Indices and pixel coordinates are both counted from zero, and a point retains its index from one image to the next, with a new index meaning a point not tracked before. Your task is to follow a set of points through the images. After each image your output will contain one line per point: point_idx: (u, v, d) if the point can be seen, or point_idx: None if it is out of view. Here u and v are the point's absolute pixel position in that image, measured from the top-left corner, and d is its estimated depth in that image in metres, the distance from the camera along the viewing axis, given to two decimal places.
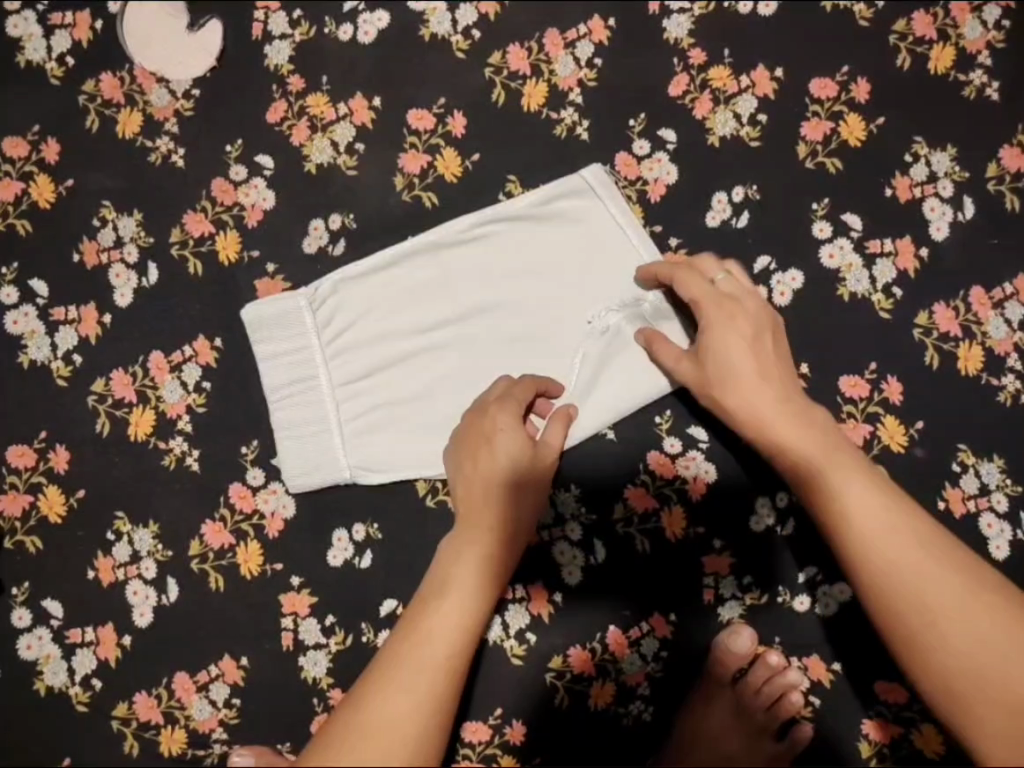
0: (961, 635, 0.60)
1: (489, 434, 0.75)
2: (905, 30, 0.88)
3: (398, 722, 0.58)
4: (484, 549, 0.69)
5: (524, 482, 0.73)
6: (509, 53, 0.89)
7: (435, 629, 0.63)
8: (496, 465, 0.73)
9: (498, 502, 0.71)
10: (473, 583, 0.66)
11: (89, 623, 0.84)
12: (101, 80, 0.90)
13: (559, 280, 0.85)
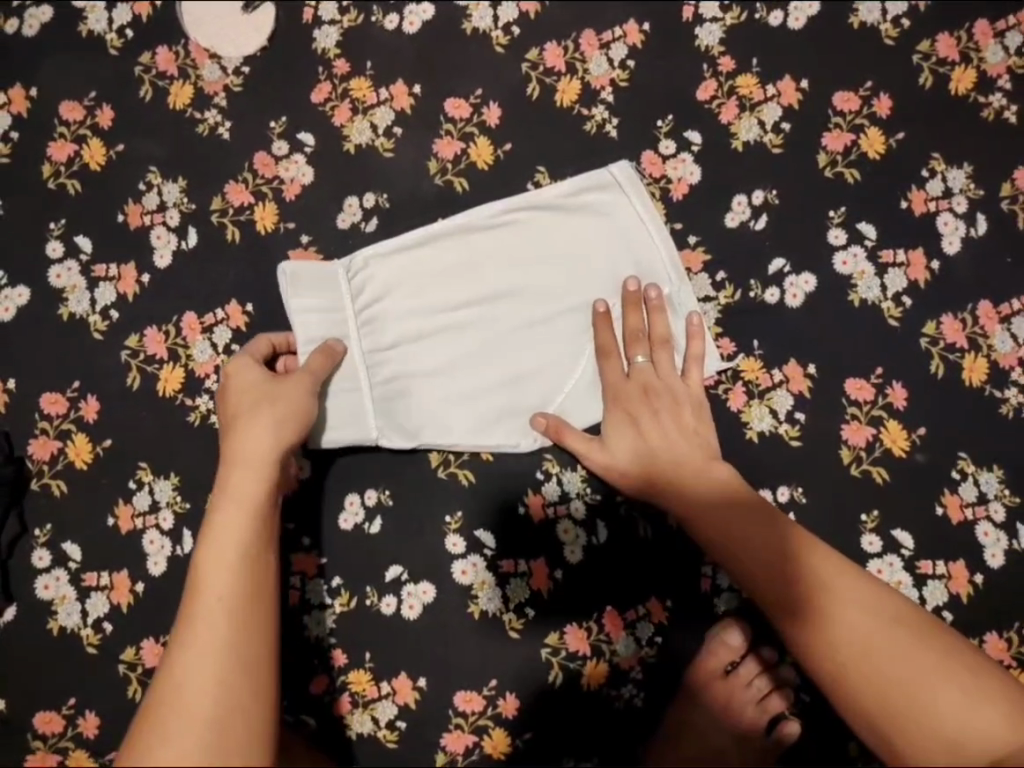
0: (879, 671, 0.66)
1: (235, 382, 0.78)
2: (929, 50, 0.91)
3: (192, 694, 0.57)
4: (251, 450, 0.72)
5: (284, 397, 0.76)
6: (546, 50, 0.93)
7: (222, 527, 0.66)
8: (244, 394, 0.77)
9: (253, 419, 0.74)
10: (246, 481, 0.70)
11: (106, 568, 0.88)
12: (157, 53, 0.95)
13: (581, 270, 0.88)
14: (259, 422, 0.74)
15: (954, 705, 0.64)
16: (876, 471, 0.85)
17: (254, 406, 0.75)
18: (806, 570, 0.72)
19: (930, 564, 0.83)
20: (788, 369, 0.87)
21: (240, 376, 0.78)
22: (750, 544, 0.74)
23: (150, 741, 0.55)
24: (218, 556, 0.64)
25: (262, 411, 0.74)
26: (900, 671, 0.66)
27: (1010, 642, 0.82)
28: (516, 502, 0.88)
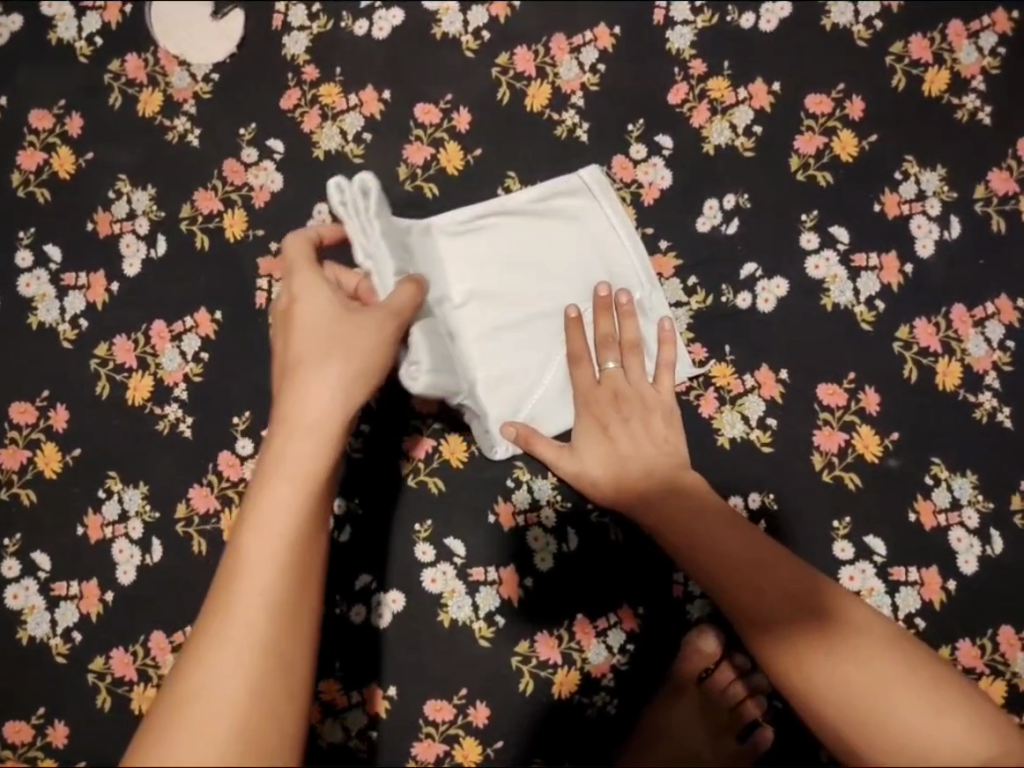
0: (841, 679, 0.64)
1: (295, 311, 0.65)
2: (902, 52, 0.90)
3: (223, 694, 0.50)
4: (314, 412, 0.59)
5: (344, 353, 0.62)
6: (516, 55, 0.93)
7: (272, 501, 0.56)
8: (308, 334, 0.63)
9: (317, 366, 0.61)
10: (304, 452, 0.57)
11: (75, 577, 0.87)
12: (127, 60, 0.94)
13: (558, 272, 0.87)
14: (326, 372, 0.60)
15: (922, 715, 0.61)
16: (848, 477, 0.84)
17: (327, 349, 0.62)
18: (768, 581, 0.71)
19: (902, 570, 0.83)
20: (759, 374, 0.86)
21: (303, 309, 0.65)
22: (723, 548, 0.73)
23: (168, 727, 0.49)
24: (267, 534, 0.54)
25: (323, 366, 0.61)
26: (861, 680, 0.64)
27: (984, 648, 0.81)
28: (486, 509, 0.87)
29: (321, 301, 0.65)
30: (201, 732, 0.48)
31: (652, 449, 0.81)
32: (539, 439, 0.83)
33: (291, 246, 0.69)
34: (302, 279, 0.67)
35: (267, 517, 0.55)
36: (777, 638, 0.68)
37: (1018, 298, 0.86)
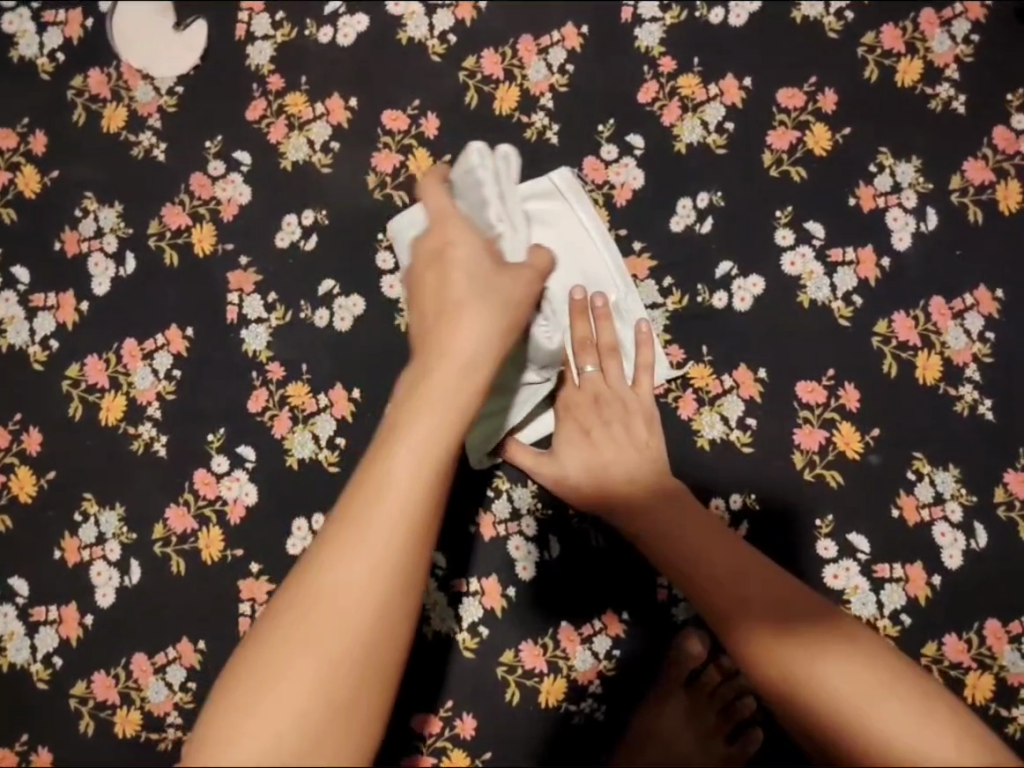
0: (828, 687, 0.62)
1: (438, 249, 0.63)
2: (873, 42, 0.89)
3: (347, 611, 0.49)
4: (463, 349, 0.56)
5: (498, 304, 0.59)
6: (483, 58, 0.91)
7: (415, 426, 0.53)
8: (461, 277, 0.60)
9: (473, 305, 0.58)
10: (449, 398, 0.54)
11: (54, 601, 0.86)
12: (89, 75, 0.93)
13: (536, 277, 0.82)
14: (477, 312, 0.58)
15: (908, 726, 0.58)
16: (830, 475, 0.83)
17: (457, 292, 0.59)
18: (751, 587, 0.70)
19: (887, 567, 0.82)
20: (737, 374, 0.85)
21: (456, 251, 0.62)
22: (699, 552, 0.73)
23: (293, 628, 0.49)
24: (403, 468, 0.52)
25: (478, 309, 0.58)
26: (845, 688, 0.61)
27: (971, 644, 0.80)
28: (466, 520, 0.87)
29: (467, 246, 0.62)
30: (323, 648, 0.48)
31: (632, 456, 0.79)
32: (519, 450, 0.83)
33: (428, 195, 0.66)
34: (445, 230, 0.63)
35: (408, 449, 0.52)
36: (760, 642, 0.66)
37: (997, 289, 0.85)
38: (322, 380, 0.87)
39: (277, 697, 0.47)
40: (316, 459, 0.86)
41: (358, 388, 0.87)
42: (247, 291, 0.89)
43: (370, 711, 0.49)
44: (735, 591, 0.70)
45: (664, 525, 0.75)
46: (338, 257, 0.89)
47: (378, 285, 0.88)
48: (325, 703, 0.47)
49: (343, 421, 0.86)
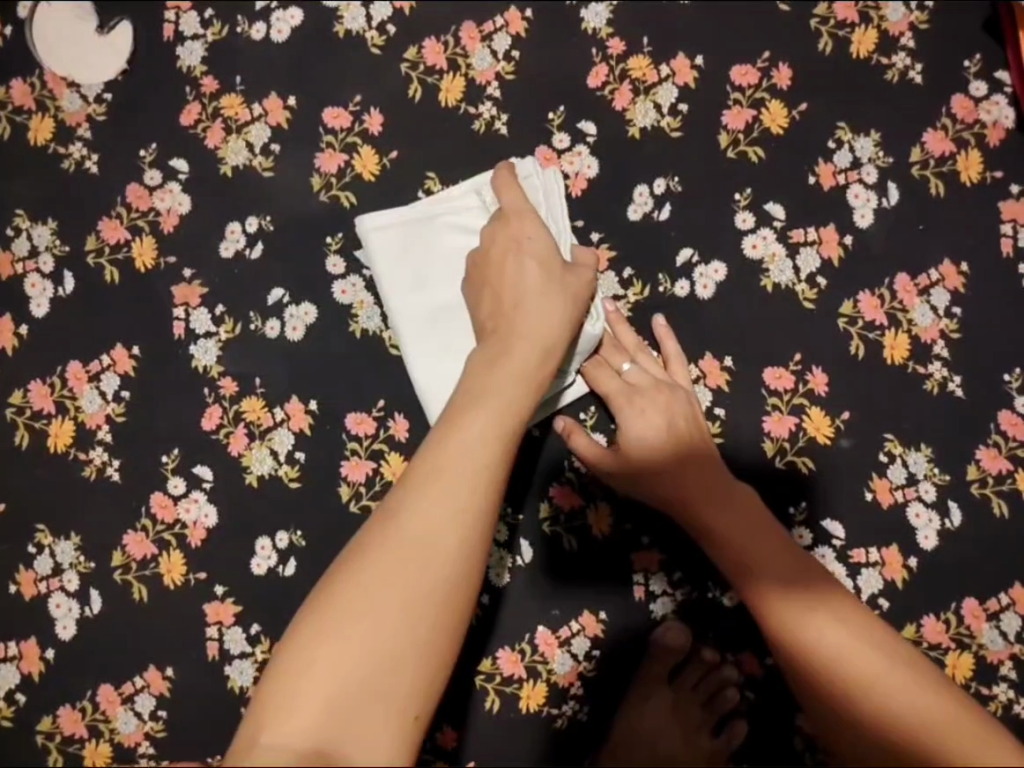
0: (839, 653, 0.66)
1: (510, 242, 0.73)
2: (826, 13, 0.87)
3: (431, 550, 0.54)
4: (533, 327, 0.68)
5: (563, 298, 0.71)
6: (425, 48, 0.88)
7: (489, 394, 0.63)
8: (532, 269, 0.72)
9: (541, 294, 0.70)
10: (510, 383, 0.64)
11: (12, 637, 0.84)
12: (12, 86, 0.88)
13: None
14: (548, 300, 0.70)
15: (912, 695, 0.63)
16: (802, 462, 0.82)
17: (530, 281, 0.71)
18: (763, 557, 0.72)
19: (863, 552, 0.81)
20: (704, 364, 0.83)
21: (529, 245, 0.73)
22: (735, 530, 0.73)
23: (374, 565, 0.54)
24: (485, 428, 0.60)
25: (537, 299, 0.70)
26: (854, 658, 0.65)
27: (949, 624, 0.80)
28: None
29: (537, 241, 0.73)
30: (409, 584, 0.53)
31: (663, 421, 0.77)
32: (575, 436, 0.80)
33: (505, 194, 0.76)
34: (521, 226, 0.74)
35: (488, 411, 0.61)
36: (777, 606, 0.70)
37: (961, 263, 0.83)
38: (277, 393, 0.84)
39: (361, 628, 0.52)
40: (276, 475, 0.83)
41: (315, 400, 0.84)
42: (194, 305, 0.85)
43: (427, 666, 0.52)
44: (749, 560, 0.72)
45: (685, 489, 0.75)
46: (286, 264, 0.85)
47: (329, 292, 0.85)
48: (386, 656, 0.51)
49: (301, 434, 0.83)
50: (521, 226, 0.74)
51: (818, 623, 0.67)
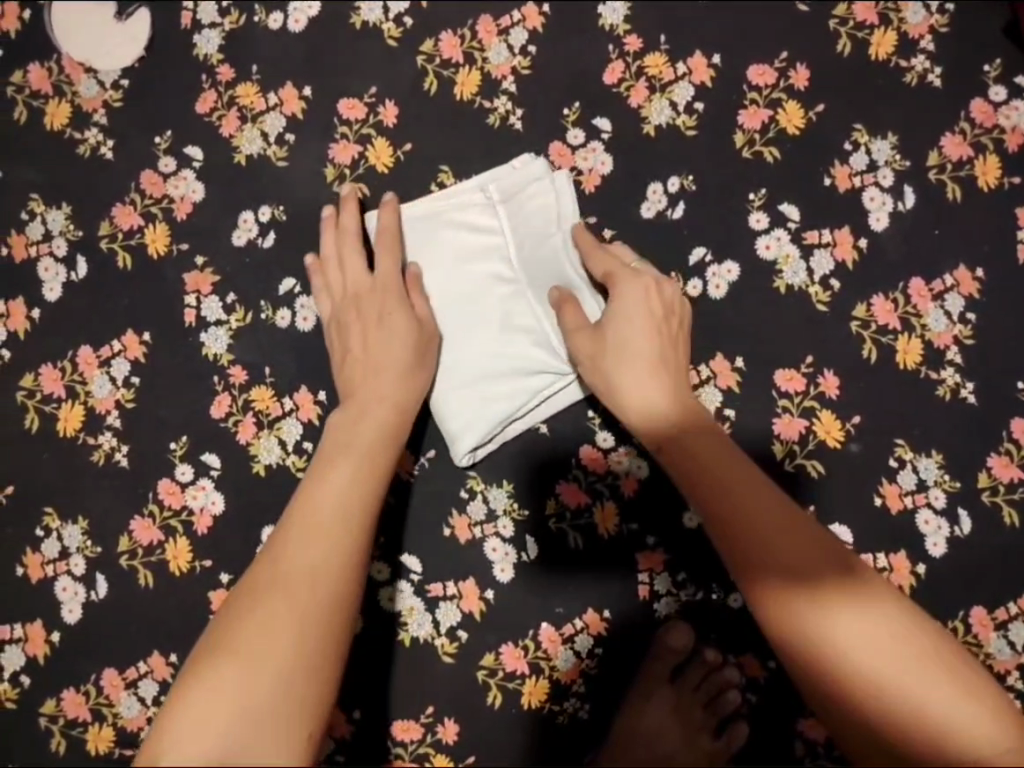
0: (865, 654, 0.59)
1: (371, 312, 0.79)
2: (846, 14, 0.86)
3: (307, 593, 0.59)
4: (386, 388, 0.76)
5: (401, 375, 0.76)
6: (441, 41, 0.88)
7: (357, 447, 0.72)
8: (378, 343, 0.78)
9: (390, 352, 0.77)
10: (367, 442, 0.72)
11: (18, 619, 0.84)
12: (29, 70, 0.89)
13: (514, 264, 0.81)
14: (399, 356, 0.77)
15: (947, 706, 0.58)
16: (811, 465, 0.82)
17: (392, 353, 0.77)
18: (780, 546, 0.64)
19: (870, 557, 0.80)
20: (715, 364, 0.83)
21: (392, 321, 0.78)
22: (753, 517, 0.66)
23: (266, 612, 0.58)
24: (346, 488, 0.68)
25: (380, 372, 0.76)
26: (886, 663, 0.59)
27: (956, 632, 0.79)
28: (440, 524, 0.85)
29: (390, 316, 0.78)
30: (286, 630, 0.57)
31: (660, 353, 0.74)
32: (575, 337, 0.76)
33: (383, 265, 0.80)
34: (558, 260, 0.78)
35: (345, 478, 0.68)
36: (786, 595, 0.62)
37: (977, 268, 0.83)
38: (286, 383, 0.84)
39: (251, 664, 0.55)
40: (283, 464, 0.83)
41: (323, 390, 0.84)
42: (205, 293, 0.85)
43: (309, 692, 0.56)
44: (761, 547, 0.64)
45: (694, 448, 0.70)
46: (298, 255, 0.85)
47: None
48: (273, 689, 0.55)
49: (310, 424, 0.84)
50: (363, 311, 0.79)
51: (857, 624, 0.60)
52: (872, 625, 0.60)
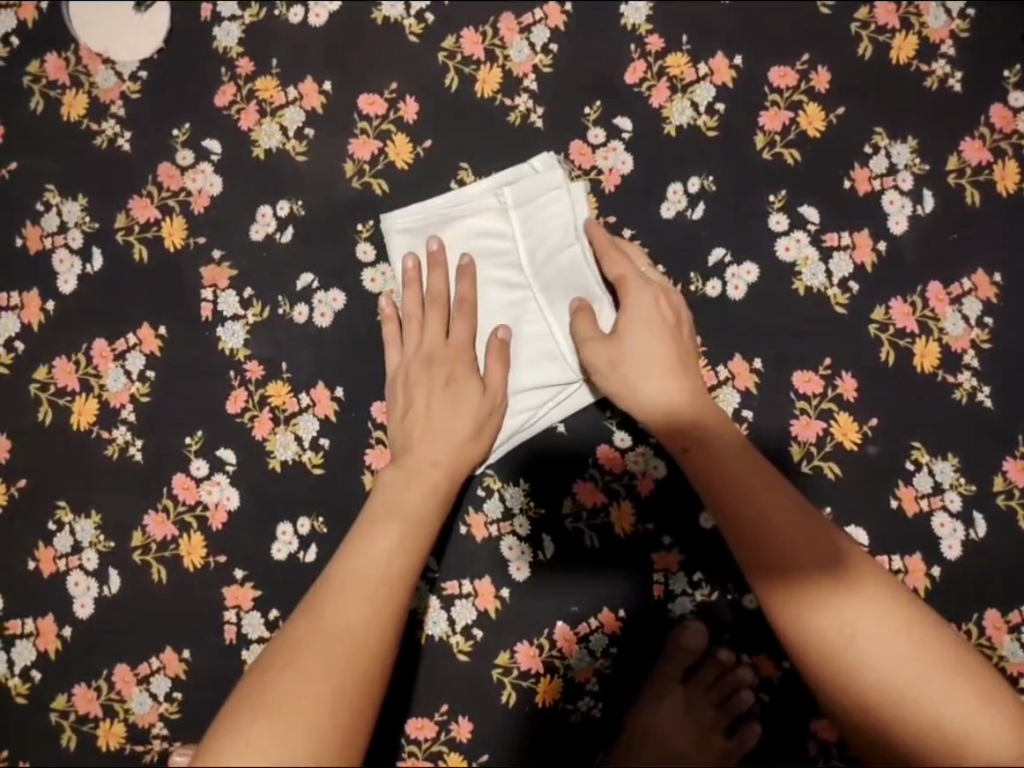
0: (874, 652, 0.60)
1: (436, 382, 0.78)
2: (867, 17, 0.86)
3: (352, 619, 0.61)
4: (447, 446, 0.75)
5: (465, 442, 0.76)
6: (463, 38, 0.87)
7: (405, 486, 0.72)
8: (443, 412, 0.77)
9: (454, 416, 0.76)
10: (417, 486, 0.72)
11: (30, 614, 0.83)
12: (46, 60, 0.88)
13: (525, 271, 0.81)
14: (462, 423, 0.76)
15: (957, 709, 0.58)
16: (828, 467, 0.82)
17: (456, 421, 0.76)
18: (791, 540, 0.64)
19: (886, 559, 0.81)
20: (733, 365, 0.83)
21: (460, 387, 0.77)
22: (766, 514, 0.66)
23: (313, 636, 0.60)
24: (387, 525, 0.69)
25: (441, 438, 0.75)
26: (895, 661, 0.59)
27: (971, 634, 0.80)
28: (456, 522, 0.85)
29: (454, 384, 0.77)
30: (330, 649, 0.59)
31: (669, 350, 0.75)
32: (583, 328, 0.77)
33: (456, 328, 0.79)
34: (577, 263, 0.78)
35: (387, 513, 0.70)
36: (791, 593, 0.63)
37: (994, 273, 0.83)
38: (303, 379, 0.84)
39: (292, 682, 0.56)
40: (299, 460, 0.83)
41: (340, 387, 0.83)
42: (222, 287, 0.85)
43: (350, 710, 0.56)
44: (771, 540, 0.65)
45: (697, 444, 0.71)
46: (316, 250, 0.85)
47: (359, 278, 0.85)
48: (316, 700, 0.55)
49: (327, 420, 0.83)
50: (423, 385, 0.78)
51: (867, 617, 0.61)
52: (880, 621, 0.61)
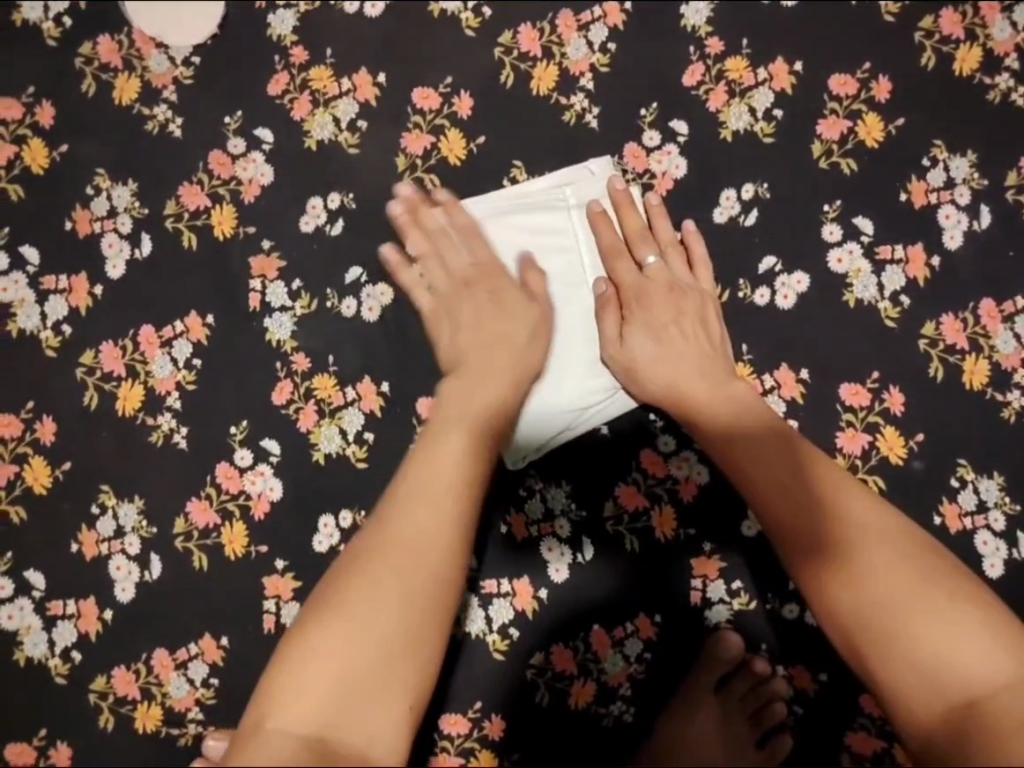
0: (864, 589, 0.62)
1: (484, 298, 0.78)
2: (931, 27, 0.85)
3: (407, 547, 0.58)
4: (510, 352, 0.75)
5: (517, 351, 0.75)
6: (520, 33, 0.86)
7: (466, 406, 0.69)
8: (492, 333, 0.76)
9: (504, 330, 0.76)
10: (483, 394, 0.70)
11: (71, 595, 0.84)
12: (99, 42, 0.88)
13: (586, 272, 0.82)
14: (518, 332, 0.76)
15: (942, 650, 0.58)
16: (871, 480, 0.82)
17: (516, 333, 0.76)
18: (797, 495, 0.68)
19: None
20: (779, 374, 0.83)
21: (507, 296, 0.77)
22: (770, 473, 0.70)
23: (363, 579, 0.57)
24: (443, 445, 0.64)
25: (498, 346, 0.75)
26: (884, 605, 0.61)
27: None
28: (498, 521, 0.85)
29: (502, 305, 0.77)
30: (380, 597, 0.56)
31: (682, 345, 0.78)
32: (605, 319, 0.80)
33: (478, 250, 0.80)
34: (618, 258, 0.81)
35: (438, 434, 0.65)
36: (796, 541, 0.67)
37: None
38: (349, 372, 0.84)
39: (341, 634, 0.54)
40: (343, 454, 0.83)
41: (387, 382, 0.83)
42: (271, 278, 0.85)
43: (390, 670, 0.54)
44: (776, 494, 0.69)
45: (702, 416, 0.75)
46: (366, 244, 0.85)
47: None
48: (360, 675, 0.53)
49: (372, 415, 0.83)
50: (466, 312, 0.77)
51: (866, 566, 0.63)
52: (873, 567, 0.63)
